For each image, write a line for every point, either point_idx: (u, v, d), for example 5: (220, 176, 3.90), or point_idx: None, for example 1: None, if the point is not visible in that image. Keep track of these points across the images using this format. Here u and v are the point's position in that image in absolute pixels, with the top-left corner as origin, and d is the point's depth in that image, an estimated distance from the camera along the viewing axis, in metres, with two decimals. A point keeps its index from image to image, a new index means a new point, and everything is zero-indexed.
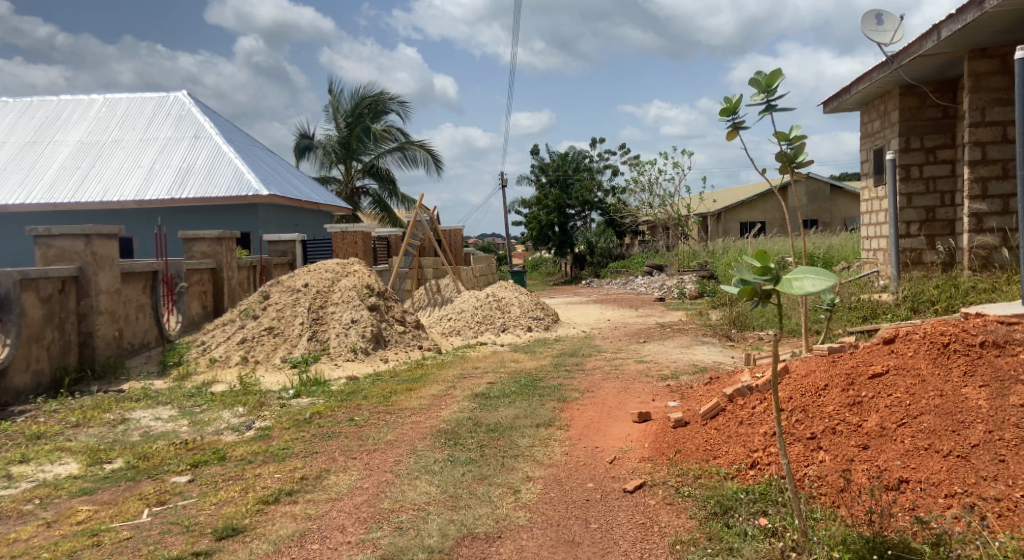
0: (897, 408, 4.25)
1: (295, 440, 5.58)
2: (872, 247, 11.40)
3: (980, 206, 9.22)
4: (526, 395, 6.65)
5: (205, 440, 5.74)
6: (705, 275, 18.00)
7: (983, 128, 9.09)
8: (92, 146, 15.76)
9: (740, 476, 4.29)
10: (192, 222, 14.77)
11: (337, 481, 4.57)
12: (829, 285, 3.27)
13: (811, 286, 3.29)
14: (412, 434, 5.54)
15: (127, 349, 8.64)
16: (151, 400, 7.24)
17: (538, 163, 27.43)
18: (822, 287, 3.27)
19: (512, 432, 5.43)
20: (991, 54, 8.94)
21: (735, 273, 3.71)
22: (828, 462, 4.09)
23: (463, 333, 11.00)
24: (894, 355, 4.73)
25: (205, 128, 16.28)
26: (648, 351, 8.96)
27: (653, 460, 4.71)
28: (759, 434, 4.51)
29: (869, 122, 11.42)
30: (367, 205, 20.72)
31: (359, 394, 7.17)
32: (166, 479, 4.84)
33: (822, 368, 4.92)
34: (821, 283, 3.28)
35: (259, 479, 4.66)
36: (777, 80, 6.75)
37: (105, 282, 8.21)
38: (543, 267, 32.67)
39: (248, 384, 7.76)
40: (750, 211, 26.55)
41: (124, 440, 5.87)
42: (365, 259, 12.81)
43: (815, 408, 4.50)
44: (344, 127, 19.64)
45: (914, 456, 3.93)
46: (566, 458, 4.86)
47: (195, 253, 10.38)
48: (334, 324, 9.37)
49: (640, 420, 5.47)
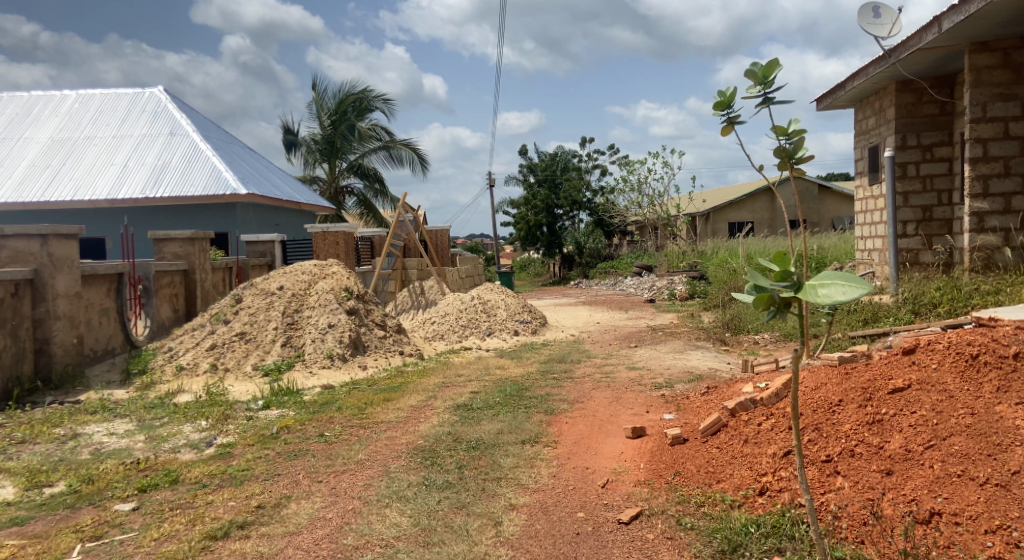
0: (923, 429, 3.83)
1: (257, 459, 5.09)
2: (867, 247, 11.01)
3: (981, 205, 8.79)
4: (511, 406, 6.19)
5: (159, 460, 5.24)
6: (695, 276, 17.62)
7: (984, 124, 8.68)
8: (63, 143, 15.17)
9: (748, 504, 3.85)
10: (167, 222, 14.26)
11: (297, 511, 4.08)
12: (863, 294, 2.88)
13: (843, 294, 2.91)
14: (386, 453, 5.06)
15: (87, 356, 8.11)
16: (108, 413, 6.72)
17: (526, 163, 27.00)
18: (856, 296, 2.88)
19: (495, 450, 4.95)
20: (992, 47, 8.54)
21: (748, 280, 3.23)
22: (847, 490, 3.66)
23: (447, 337, 10.52)
24: (916, 368, 4.30)
25: (181, 125, 15.76)
26: (640, 357, 8.49)
27: (650, 484, 4.24)
28: (767, 455, 4.08)
29: (863, 120, 11.02)
30: (352, 204, 20.22)
31: (333, 406, 6.66)
32: (107, 508, 4.35)
33: (835, 381, 4.48)
34: (855, 292, 2.90)
35: (210, 508, 4.17)
36: (775, 68, 5.99)
37: (63, 285, 7.70)
38: (531, 267, 32.08)
39: (214, 395, 7.24)
40: (739, 211, 26.22)
41: (72, 459, 5.37)
42: (347, 260, 12.27)
43: (830, 427, 4.06)
44: (328, 125, 19.12)
45: (945, 485, 3.52)
46: (554, 481, 4.39)
47: (166, 254, 9.80)
48: (310, 329, 8.88)
49: (634, 436, 5.02)
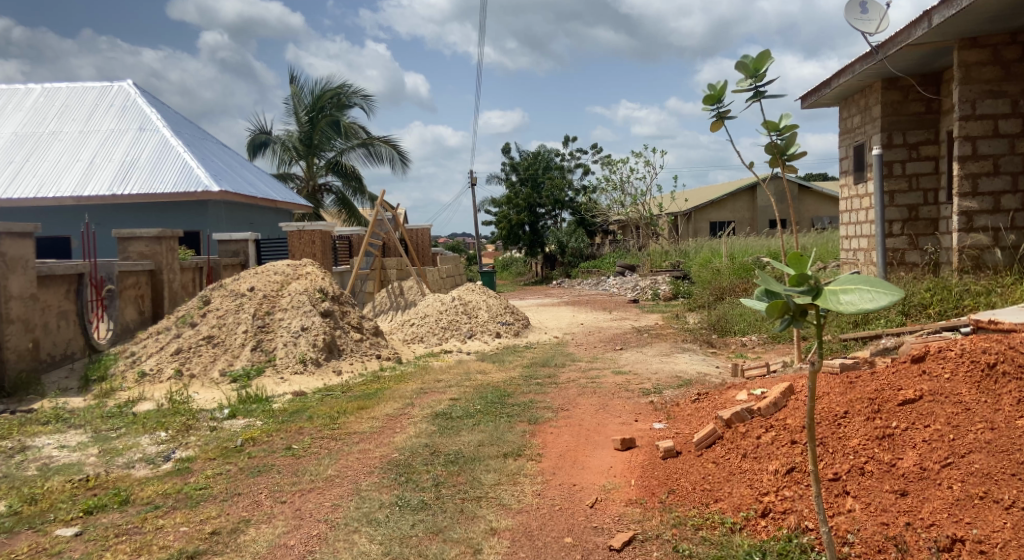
0: (938, 445, 3.55)
1: (216, 476, 4.71)
2: (852, 246, 10.75)
3: (971, 204, 8.48)
4: (493, 416, 5.83)
5: (110, 477, 4.86)
6: (680, 275, 17.35)
7: (973, 121, 8.38)
8: (27, 138, 14.65)
9: (750, 527, 3.55)
10: (136, 221, 13.80)
11: (255, 538, 3.73)
12: (894, 303, 2.70)
13: (874, 306, 2.71)
14: (358, 468, 4.69)
15: (43, 362, 7.70)
16: (62, 424, 6.31)
17: (508, 161, 26.66)
18: (886, 305, 2.69)
19: (474, 465, 4.59)
20: (982, 43, 8.25)
21: (756, 283, 2.97)
22: (859, 513, 3.39)
23: (427, 340, 10.14)
24: (927, 378, 4.00)
25: (151, 119, 15.27)
26: (626, 361, 8.16)
27: (642, 504, 3.91)
28: (769, 472, 3.77)
29: (848, 118, 10.75)
30: (330, 202, 19.74)
31: (303, 415, 6.28)
32: (47, 533, 3.97)
33: (838, 391, 4.18)
34: (885, 302, 2.70)
35: (159, 534, 3.81)
36: (765, 61, 6.81)
37: (16, 286, 7.28)
38: (513, 266, 31.88)
39: (177, 403, 6.83)
40: (720, 211, 26.02)
41: (16, 475, 4.99)
42: (323, 260, 11.83)
43: (836, 442, 3.77)
44: (305, 121, 18.66)
45: (967, 508, 3.26)
46: (539, 501, 4.04)
47: (131, 253, 9.32)
48: (282, 333, 8.48)
49: (623, 448, 4.69)
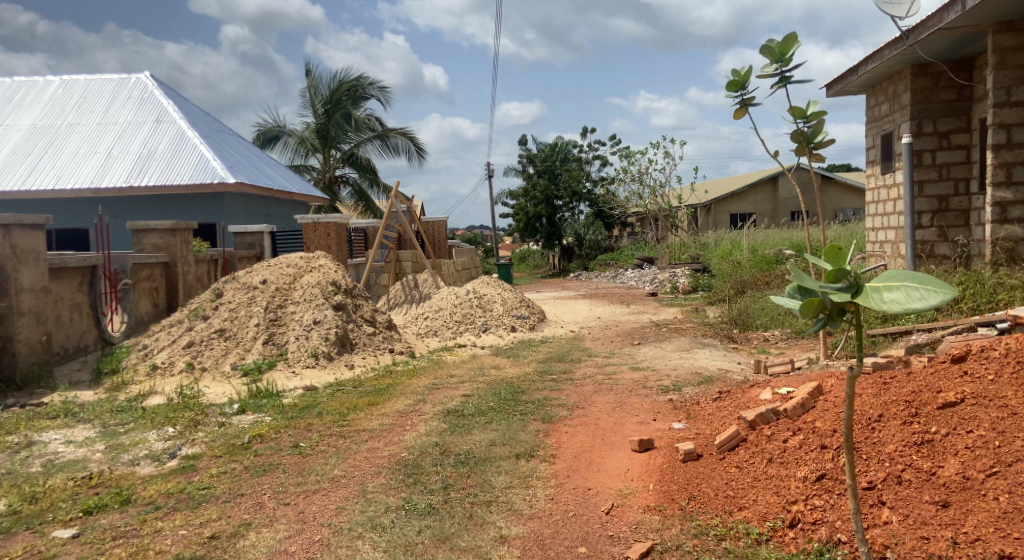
0: (983, 452, 3.34)
1: (221, 475, 4.57)
2: (879, 238, 10.44)
3: (1005, 194, 8.17)
4: (506, 413, 5.65)
5: (114, 475, 4.73)
6: (699, 269, 17.08)
7: (1008, 108, 8.07)
8: (45, 130, 14.63)
9: (776, 539, 3.36)
10: (153, 212, 13.75)
11: (256, 542, 3.60)
12: (945, 301, 2.47)
13: (920, 304, 2.49)
14: (365, 468, 4.53)
15: (56, 355, 7.61)
16: (70, 418, 6.22)
17: (525, 154, 26.50)
18: (936, 304, 2.47)
19: (485, 466, 4.41)
20: (1017, 27, 7.91)
21: (791, 280, 2.79)
22: (897, 525, 3.21)
23: (441, 333, 9.97)
24: (969, 379, 3.77)
25: (168, 111, 15.22)
26: (644, 356, 7.95)
27: (662, 511, 3.71)
28: (796, 479, 3.57)
29: (876, 106, 10.43)
30: (346, 195, 19.64)
31: (312, 411, 6.13)
32: (45, 535, 3.85)
33: (871, 392, 3.97)
34: (935, 300, 2.48)
35: (157, 538, 3.68)
36: (791, 46, 6.60)
37: (27, 278, 7.18)
38: (530, 259, 31.71)
39: (187, 398, 6.72)
40: (740, 202, 25.69)
41: (20, 472, 4.88)
42: (339, 253, 11.70)
43: (871, 448, 3.58)
44: (320, 113, 18.49)
45: (1016, 522, 3.06)
46: (552, 506, 3.86)
47: (146, 245, 9.21)
48: (294, 326, 8.35)
49: (641, 449, 4.49)
